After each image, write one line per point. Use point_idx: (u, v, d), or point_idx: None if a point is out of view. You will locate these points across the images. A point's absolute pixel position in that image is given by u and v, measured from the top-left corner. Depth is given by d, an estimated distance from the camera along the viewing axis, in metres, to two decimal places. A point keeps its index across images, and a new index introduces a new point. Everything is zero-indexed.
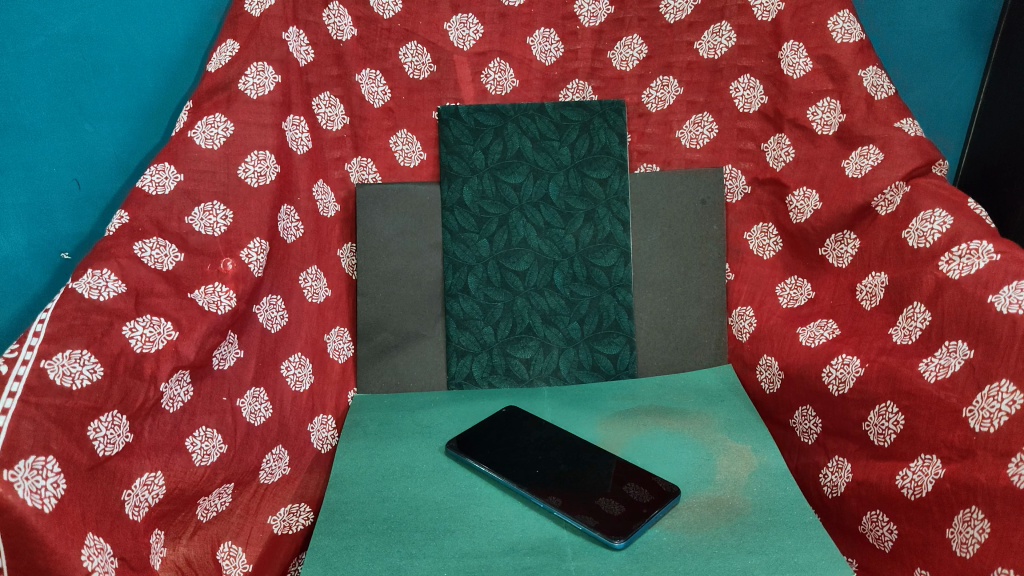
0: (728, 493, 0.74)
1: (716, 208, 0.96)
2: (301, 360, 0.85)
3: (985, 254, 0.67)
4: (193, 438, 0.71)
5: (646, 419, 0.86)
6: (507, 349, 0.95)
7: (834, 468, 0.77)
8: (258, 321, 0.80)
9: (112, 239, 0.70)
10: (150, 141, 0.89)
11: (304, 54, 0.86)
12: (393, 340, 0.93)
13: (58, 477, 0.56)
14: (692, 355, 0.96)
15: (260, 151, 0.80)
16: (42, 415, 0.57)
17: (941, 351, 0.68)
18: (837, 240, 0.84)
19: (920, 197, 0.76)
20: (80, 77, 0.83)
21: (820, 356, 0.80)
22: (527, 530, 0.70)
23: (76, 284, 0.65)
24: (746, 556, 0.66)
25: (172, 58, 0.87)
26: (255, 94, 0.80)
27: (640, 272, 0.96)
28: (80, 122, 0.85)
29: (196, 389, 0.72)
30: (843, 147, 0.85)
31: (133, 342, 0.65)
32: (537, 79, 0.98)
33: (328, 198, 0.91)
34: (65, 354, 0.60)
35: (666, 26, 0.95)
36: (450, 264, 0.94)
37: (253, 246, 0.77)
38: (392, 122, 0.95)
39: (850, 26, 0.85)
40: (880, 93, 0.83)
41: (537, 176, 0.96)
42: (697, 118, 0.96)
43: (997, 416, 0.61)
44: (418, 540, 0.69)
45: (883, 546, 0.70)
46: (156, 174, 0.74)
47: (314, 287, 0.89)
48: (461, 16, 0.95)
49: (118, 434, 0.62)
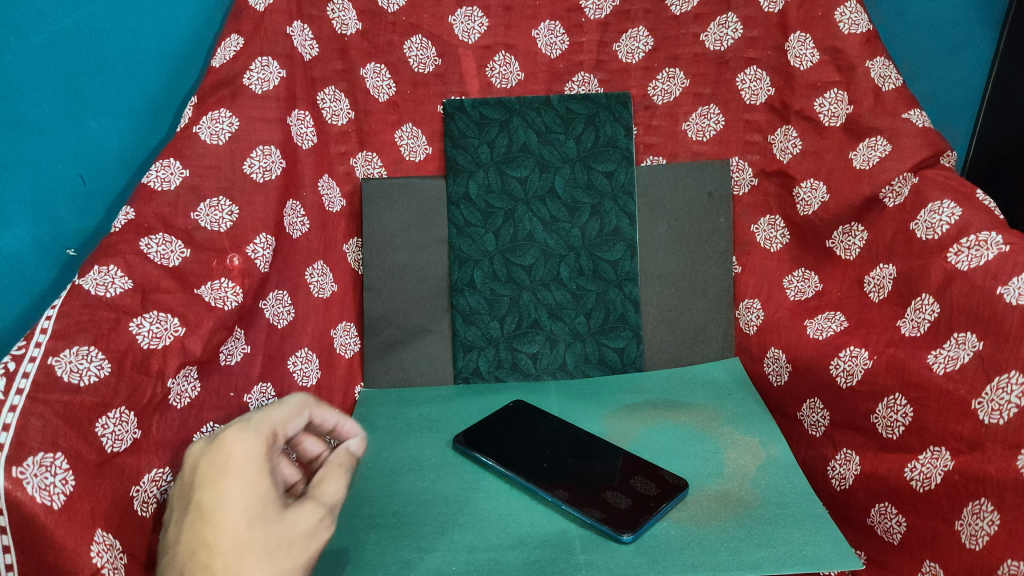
0: (735, 486, 0.74)
1: (722, 201, 0.96)
2: (308, 355, 0.86)
3: (994, 245, 0.66)
4: (201, 434, 0.71)
5: (652, 413, 0.87)
6: (514, 343, 0.95)
7: (842, 461, 0.77)
8: (265, 317, 0.80)
9: (117, 235, 0.69)
10: (154, 136, 0.90)
11: (308, 48, 0.86)
12: (399, 334, 0.94)
13: (67, 474, 0.55)
14: (699, 348, 0.96)
15: (265, 147, 0.80)
16: (50, 411, 0.57)
17: (950, 343, 0.67)
18: (845, 233, 0.83)
19: (927, 188, 0.75)
20: (84, 74, 0.83)
21: (828, 349, 0.80)
22: (535, 524, 0.70)
23: (83, 281, 0.65)
24: (755, 550, 0.66)
25: (176, 53, 0.89)
26: (260, 89, 0.80)
27: (647, 266, 0.96)
28: (84, 119, 0.84)
29: (204, 385, 0.72)
30: (851, 138, 0.84)
31: (140, 338, 0.65)
32: (542, 72, 0.98)
33: (333, 193, 0.91)
34: (72, 350, 0.60)
35: (672, 18, 0.95)
36: (455, 258, 0.94)
37: (258, 242, 0.77)
38: (398, 116, 0.95)
39: (857, 17, 0.83)
40: (887, 84, 0.81)
41: (542, 170, 0.95)
42: (704, 110, 0.96)
43: (1006, 408, 0.60)
44: (425, 535, 0.69)
45: (892, 538, 0.70)
46: (162, 169, 0.74)
47: (320, 283, 0.88)
48: (466, 9, 0.95)
49: (126, 430, 0.62)
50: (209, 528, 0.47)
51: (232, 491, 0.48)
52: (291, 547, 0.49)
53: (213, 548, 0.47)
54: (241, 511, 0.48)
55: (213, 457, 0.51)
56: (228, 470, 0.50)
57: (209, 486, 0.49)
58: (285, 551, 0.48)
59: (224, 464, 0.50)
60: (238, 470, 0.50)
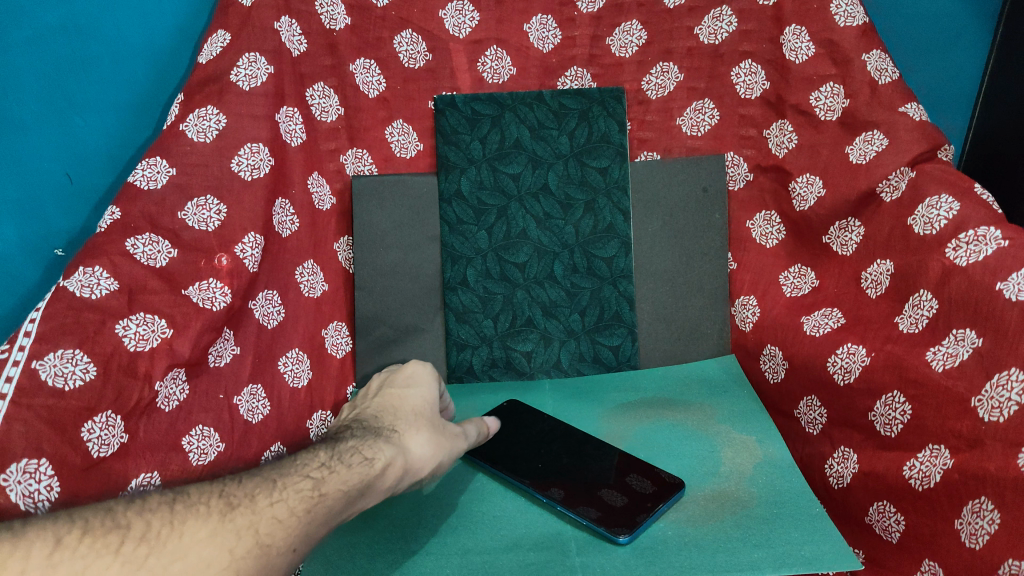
0: (732, 485, 0.74)
1: (718, 196, 0.95)
2: (298, 356, 0.83)
3: (993, 240, 0.65)
4: (189, 437, 0.68)
5: (648, 411, 0.86)
6: (507, 342, 0.94)
7: (840, 459, 0.76)
8: (254, 317, 0.78)
9: (103, 236, 0.68)
10: (141, 134, 0.87)
11: (296, 44, 0.84)
12: (391, 334, 0.93)
13: (52, 480, 0.56)
14: (695, 345, 0.95)
15: (253, 144, 0.78)
16: (34, 416, 0.56)
17: (948, 340, 0.66)
18: (841, 228, 0.82)
19: (925, 183, 0.74)
20: (69, 69, 0.81)
21: (825, 346, 0.79)
22: (530, 525, 0.69)
23: (67, 283, 0.64)
24: (752, 550, 0.65)
25: (162, 49, 0.86)
26: (247, 86, 0.78)
27: (642, 263, 0.95)
28: (69, 115, 0.82)
29: (192, 387, 0.70)
30: (847, 132, 0.83)
31: (126, 340, 0.64)
32: (534, 66, 0.96)
33: (323, 190, 0.90)
34: (56, 354, 0.59)
35: (665, 11, 0.93)
36: (448, 256, 0.93)
37: (247, 241, 0.76)
38: (388, 112, 0.94)
39: (853, 9, 0.82)
40: (884, 77, 0.80)
41: (535, 166, 0.94)
42: (698, 105, 0.95)
43: (1006, 406, 0.59)
44: (418, 537, 0.68)
45: (890, 537, 0.70)
46: (147, 168, 0.73)
47: (311, 282, 0.87)
48: (457, 4, 0.93)
49: (113, 435, 0.61)
50: (397, 401, 0.71)
51: (420, 387, 0.73)
52: (450, 431, 0.69)
53: (395, 408, 0.70)
54: (422, 397, 0.71)
55: (400, 373, 0.76)
56: (414, 378, 0.75)
57: (401, 384, 0.74)
58: (444, 433, 0.68)
59: (410, 375, 0.75)
60: (422, 378, 0.75)
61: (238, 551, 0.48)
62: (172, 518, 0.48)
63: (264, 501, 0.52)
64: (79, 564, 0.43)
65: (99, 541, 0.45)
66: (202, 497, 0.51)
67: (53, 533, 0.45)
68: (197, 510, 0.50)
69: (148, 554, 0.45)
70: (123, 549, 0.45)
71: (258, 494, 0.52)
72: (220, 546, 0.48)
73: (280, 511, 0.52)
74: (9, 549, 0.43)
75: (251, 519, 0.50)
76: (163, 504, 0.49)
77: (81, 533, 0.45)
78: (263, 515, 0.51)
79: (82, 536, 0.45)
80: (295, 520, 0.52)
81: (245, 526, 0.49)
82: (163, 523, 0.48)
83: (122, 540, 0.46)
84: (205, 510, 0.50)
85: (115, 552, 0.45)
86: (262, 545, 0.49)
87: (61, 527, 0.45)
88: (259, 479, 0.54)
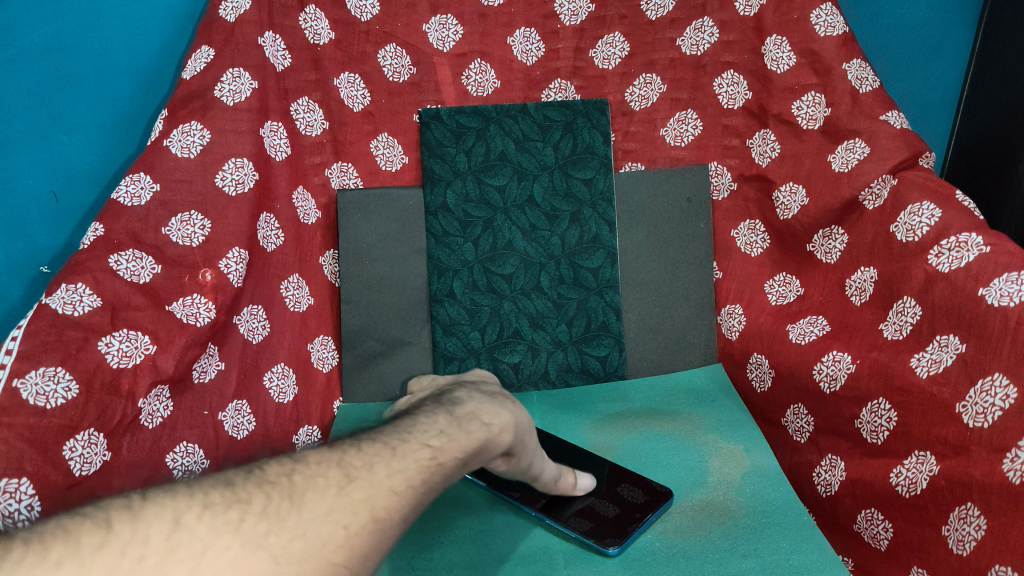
0: (720, 495, 0.73)
1: (701, 206, 0.95)
2: (284, 370, 0.83)
3: (974, 246, 0.65)
4: (174, 454, 0.68)
5: (635, 422, 0.86)
6: (495, 354, 0.93)
7: (827, 467, 0.76)
8: (239, 332, 0.77)
9: (86, 252, 0.67)
10: (125, 150, 0.86)
11: (281, 58, 0.84)
12: (377, 347, 0.92)
13: (33, 500, 0.55)
14: (682, 355, 0.95)
15: (237, 159, 0.78)
16: (15, 436, 0.55)
17: (932, 346, 0.67)
18: (825, 236, 0.83)
19: (906, 191, 0.74)
20: (54, 88, 0.81)
21: (810, 355, 0.79)
22: (517, 539, 0.69)
23: (50, 300, 0.63)
24: (739, 560, 0.65)
25: (148, 65, 0.86)
26: (231, 101, 0.78)
27: (627, 273, 0.95)
28: (54, 133, 0.82)
29: (176, 404, 0.70)
30: (829, 141, 0.83)
31: (109, 357, 0.63)
32: (518, 79, 0.97)
33: (308, 205, 0.90)
34: (38, 372, 0.58)
35: (648, 24, 0.94)
36: (435, 268, 0.93)
37: (232, 256, 0.75)
38: (373, 126, 0.94)
39: (833, 19, 0.83)
40: (864, 86, 0.81)
41: (520, 178, 0.95)
42: (681, 115, 0.95)
43: (990, 411, 0.59)
44: (404, 553, 0.67)
45: (879, 545, 0.70)
46: (131, 184, 0.72)
47: (296, 296, 0.87)
48: (440, 17, 0.94)
49: (95, 453, 0.61)
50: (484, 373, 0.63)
51: None
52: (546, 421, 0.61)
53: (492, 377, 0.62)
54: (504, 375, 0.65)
55: None
56: None
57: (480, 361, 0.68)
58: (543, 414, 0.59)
59: None
60: None
61: (354, 529, 0.40)
62: (291, 490, 0.41)
63: (381, 471, 0.44)
64: (201, 543, 0.36)
65: (220, 514, 0.38)
66: (319, 466, 0.43)
67: (174, 510, 0.37)
68: (315, 483, 0.42)
69: (269, 531, 0.37)
70: (243, 526, 0.37)
71: (375, 462, 0.44)
72: (336, 522, 0.39)
73: (399, 482, 0.43)
74: (128, 531, 0.35)
75: (369, 492, 0.42)
76: (282, 476, 0.42)
77: (201, 509, 0.37)
78: (380, 487, 0.43)
79: (203, 513, 0.37)
80: (412, 493, 0.43)
81: (363, 501, 0.41)
82: (283, 497, 0.40)
83: (242, 516, 0.38)
84: (324, 481, 0.42)
85: (235, 530, 0.37)
86: (377, 521, 0.41)
87: (181, 502, 0.38)
88: (377, 444, 0.46)
